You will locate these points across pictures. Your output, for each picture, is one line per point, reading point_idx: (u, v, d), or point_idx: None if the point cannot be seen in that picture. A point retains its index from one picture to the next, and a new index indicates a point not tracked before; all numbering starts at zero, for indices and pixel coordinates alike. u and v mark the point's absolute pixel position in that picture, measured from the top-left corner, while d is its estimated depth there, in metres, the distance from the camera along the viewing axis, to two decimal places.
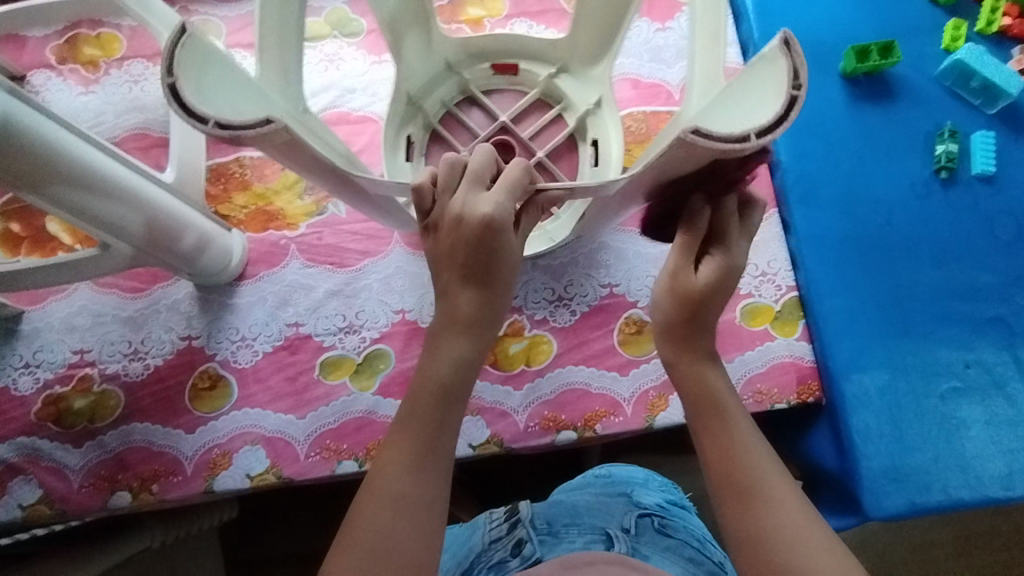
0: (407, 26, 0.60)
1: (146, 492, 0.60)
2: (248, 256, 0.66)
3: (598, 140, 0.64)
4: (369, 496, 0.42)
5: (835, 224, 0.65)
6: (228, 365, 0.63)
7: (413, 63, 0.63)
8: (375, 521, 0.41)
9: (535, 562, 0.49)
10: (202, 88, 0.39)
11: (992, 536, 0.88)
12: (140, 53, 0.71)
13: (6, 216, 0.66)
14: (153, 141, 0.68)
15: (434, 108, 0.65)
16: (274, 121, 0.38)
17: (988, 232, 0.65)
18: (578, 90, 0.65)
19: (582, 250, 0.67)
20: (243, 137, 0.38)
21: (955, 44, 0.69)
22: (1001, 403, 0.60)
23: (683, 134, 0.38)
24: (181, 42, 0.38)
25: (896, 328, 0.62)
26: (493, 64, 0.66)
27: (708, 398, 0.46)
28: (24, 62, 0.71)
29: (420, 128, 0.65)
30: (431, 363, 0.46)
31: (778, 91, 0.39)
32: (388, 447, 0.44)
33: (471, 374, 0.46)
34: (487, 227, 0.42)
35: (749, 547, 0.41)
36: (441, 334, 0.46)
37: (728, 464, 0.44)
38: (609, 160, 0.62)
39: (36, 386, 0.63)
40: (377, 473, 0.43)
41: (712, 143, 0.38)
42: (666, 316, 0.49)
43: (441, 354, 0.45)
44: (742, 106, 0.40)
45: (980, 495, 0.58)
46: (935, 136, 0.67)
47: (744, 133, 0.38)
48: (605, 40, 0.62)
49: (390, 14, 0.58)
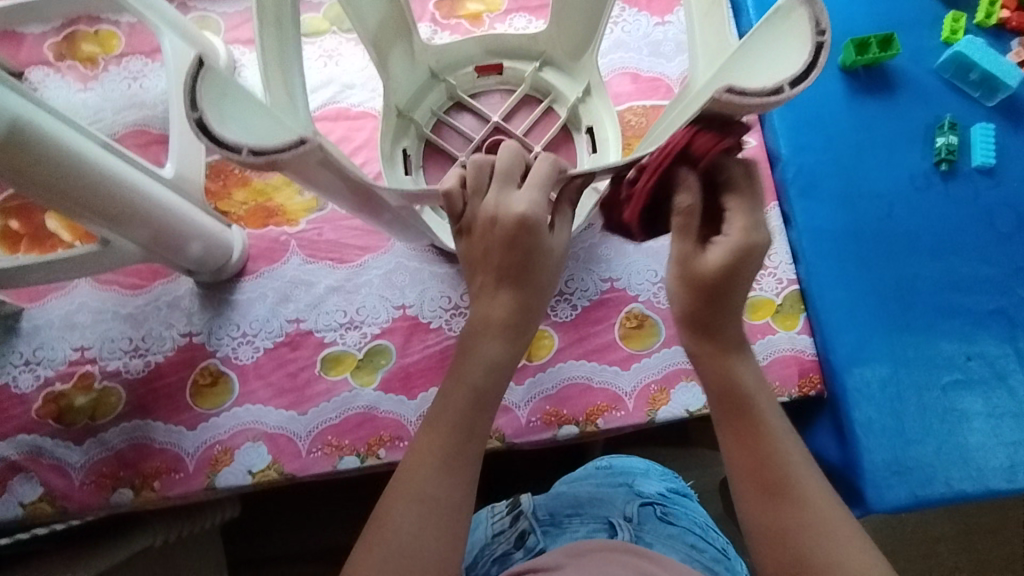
0: (390, 42, 0.60)
1: (148, 489, 0.60)
2: (249, 252, 0.66)
3: (592, 127, 0.64)
4: (398, 497, 0.41)
5: (835, 217, 0.65)
6: (229, 362, 0.63)
7: (400, 78, 0.63)
8: (402, 523, 0.41)
9: (540, 553, 0.49)
10: (226, 117, 0.38)
11: (994, 530, 0.88)
12: (139, 50, 0.71)
13: (4, 213, 0.66)
14: (152, 138, 0.68)
15: (424, 118, 0.65)
16: (308, 140, 0.38)
17: (988, 225, 0.65)
18: (565, 81, 0.65)
19: (582, 245, 0.67)
20: (281, 160, 0.38)
21: (954, 37, 0.69)
22: (1003, 395, 0.61)
23: (716, 95, 0.37)
24: (200, 74, 0.37)
25: (897, 320, 0.62)
26: (477, 68, 0.67)
27: (743, 400, 0.44)
28: (22, 59, 0.71)
29: (414, 140, 0.64)
30: (466, 362, 0.44)
31: (802, 39, 0.38)
32: (419, 447, 0.43)
33: (503, 378, 0.44)
34: (522, 226, 0.42)
35: (774, 541, 0.41)
36: (476, 334, 0.44)
37: (763, 460, 0.42)
38: (608, 145, 0.63)
39: (37, 384, 0.63)
40: (408, 474, 0.42)
41: (748, 100, 0.37)
42: (682, 305, 0.44)
43: (476, 355, 0.44)
44: (769, 61, 0.40)
45: (982, 488, 0.58)
46: (935, 128, 0.67)
47: (776, 85, 0.37)
48: (586, 38, 0.62)
49: (374, 30, 0.58)
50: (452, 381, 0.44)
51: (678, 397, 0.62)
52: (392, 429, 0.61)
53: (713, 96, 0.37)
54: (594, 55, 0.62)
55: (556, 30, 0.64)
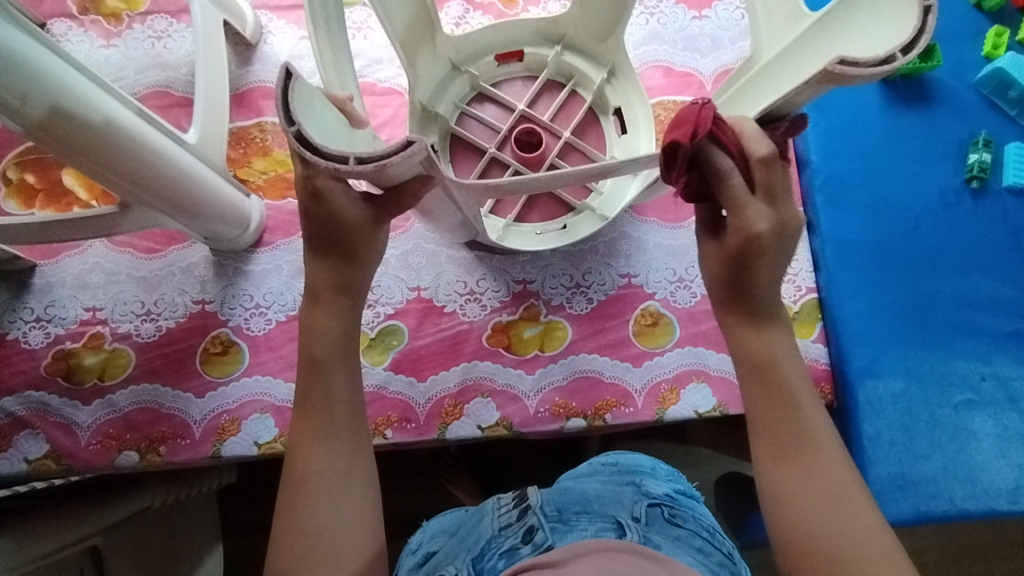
0: (418, 42, 0.58)
1: (153, 454, 0.60)
2: (266, 223, 0.65)
3: (621, 108, 0.64)
4: (302, 490, 0.43)
5: (860, 226, 0.65)
6: (241, 332, 0.63)
7: (424, 73, 0.61)
8: (314, 507, 0.42)
9: (547, 549, 0.47)
10: (320, 132, 0.38)
11: (985, 548, 0.89)
12: (165, 9, 0.69)
13: (21, 167, 0.65)
14: (174, 101, 0.67)
15: (448, 111, 0.64)
16: (416, 141, 0.36)
17: (1014, 245, 0.64)
18: (589, 64, 0.64)
19: (602, 239, 0.66)
20: (389, 164, 0.36)
21: (996, 52, 0.67)
22: (1014, 417, 0.60)
23: (830, 68, 0.36)
24: (291, 86, 0.36)
25: (915, 336, 0.62)
26: (498, 56, 0.65)
27: (772, 369, 0.43)
28: (44, 10, 0.69)
29: (440, 135, 0.64)
30: (315, 347, 0.46)
31: (905, 9, 0.37)
32: (304, 438, 0.44)
33: (352, 347, 0.47)
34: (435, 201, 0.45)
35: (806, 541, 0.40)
36: (314, 321, 0.46)
37: (783, 436, 0.42)
38: (638, 127, 0.63)
39: (46, 341, 0.63)
40: (301, 467, 0.43)
41: (862, 71, 0.36)
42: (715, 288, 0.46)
43: (324, 339, 0.46)
44: (867, 46, 0.39)
45: (984, 507, 0.58)
46: (969, 144, 0.66)
47: (888, 54, 0.36)
48: (614, 29, 0.60)
49: (405, 26, 0.55)
50: (315, 366, 0.46)
51: (688, 397, 0.62)
52: (399, 410, 0.62)
53: (825, 70, 0.36)
54: (620, 39, 0.60)
55: (578, 14, 0.62)
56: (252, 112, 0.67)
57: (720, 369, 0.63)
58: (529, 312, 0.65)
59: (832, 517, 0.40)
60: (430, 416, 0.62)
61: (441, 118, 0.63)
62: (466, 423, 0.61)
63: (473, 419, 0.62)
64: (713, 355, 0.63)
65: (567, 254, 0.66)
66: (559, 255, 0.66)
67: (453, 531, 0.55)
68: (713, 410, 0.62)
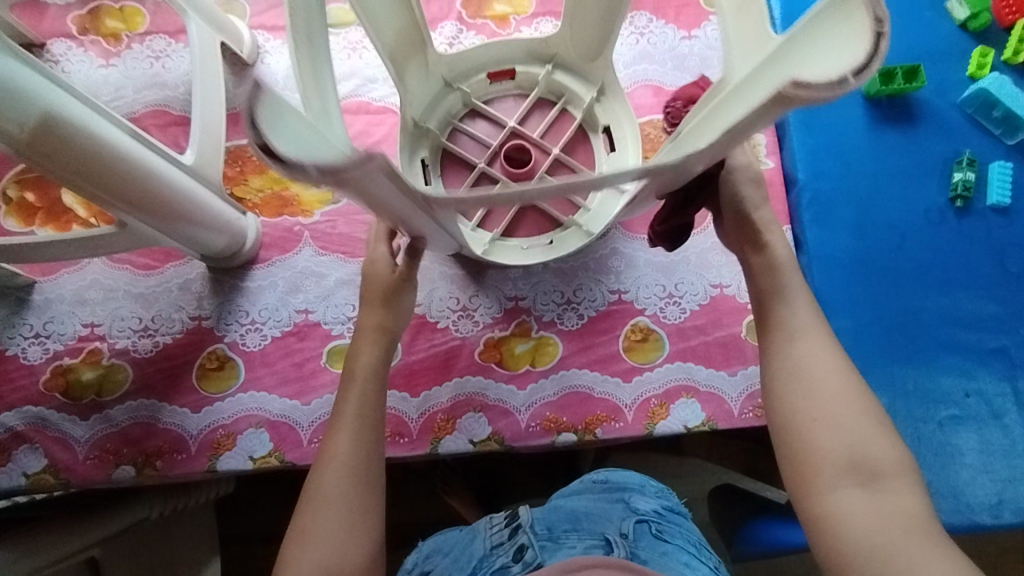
0: (411, 63, 0.60)
1: (150, 468, 0.61)
2: (262, 240, 0.66)
3: (610, 127, 0.65)
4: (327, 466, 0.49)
5: (846, 244, 0.66)
6: (237, 348, 0.64)
7: (415, 89, 0.62)
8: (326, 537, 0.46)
9: (537, 567, 0.48)
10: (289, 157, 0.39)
11: (977, 558, 0.89)
12: (163, 29, 0.70)
13: (21, 185, 0.66)
14: (172, 120, 0.68)
15: (439, 126, 0.65)
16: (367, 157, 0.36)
17: (997, 263, 0.65)
18: (578, 83, 0.65)
19: (593, 256, 0.67)
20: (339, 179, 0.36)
21: (980, 72, 0.69)
22: (997, 433, 0.61)
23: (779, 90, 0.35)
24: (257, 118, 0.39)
25: (899, 353, 0.63)
26: (490, 75, 0.66)
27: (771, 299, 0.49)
28: (43, 30, 0.70)
29: (431, 150, 0.65)
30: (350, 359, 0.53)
31: (861, 24, 0.36)
32: (335, 425, 0.51)
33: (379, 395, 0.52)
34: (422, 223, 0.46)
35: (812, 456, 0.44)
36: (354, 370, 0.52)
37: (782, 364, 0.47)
38: (625, 146, 0.63)
39: (45, 357, 0.63)
40: (320, 493, 0.48)
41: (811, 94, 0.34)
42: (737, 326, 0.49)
43: (351, 397, 0.52)
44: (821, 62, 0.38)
45: (968, 522, 0.59)
46: (953, 163, 0.67)
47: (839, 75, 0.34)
48: (599, 54, 0.61)
49: (397, 48, 0.56)
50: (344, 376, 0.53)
51: (677, 412, 0.63)
52: (393, 425, 0.63)
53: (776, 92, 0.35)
54: (606, 59, 0.61)
55: (568, 35, 0.63)
56: (249, 131, 0.68)
57: (708, 384, 0.64)
58: (520, 328, 0.66)
59: (838, 440, 0.43)
60: (423, 431, 0.63)
61: (432, 133, 0.64)
62: (457, 437, 0.62)
63: (465, 434, 0.63)
64: (701, 370, 0.64)
65: (558, 271, 0.67)
66: (550, 271, 0.67)
67: (446, 547, 0.56)
68: (702, 424, 0.63)
